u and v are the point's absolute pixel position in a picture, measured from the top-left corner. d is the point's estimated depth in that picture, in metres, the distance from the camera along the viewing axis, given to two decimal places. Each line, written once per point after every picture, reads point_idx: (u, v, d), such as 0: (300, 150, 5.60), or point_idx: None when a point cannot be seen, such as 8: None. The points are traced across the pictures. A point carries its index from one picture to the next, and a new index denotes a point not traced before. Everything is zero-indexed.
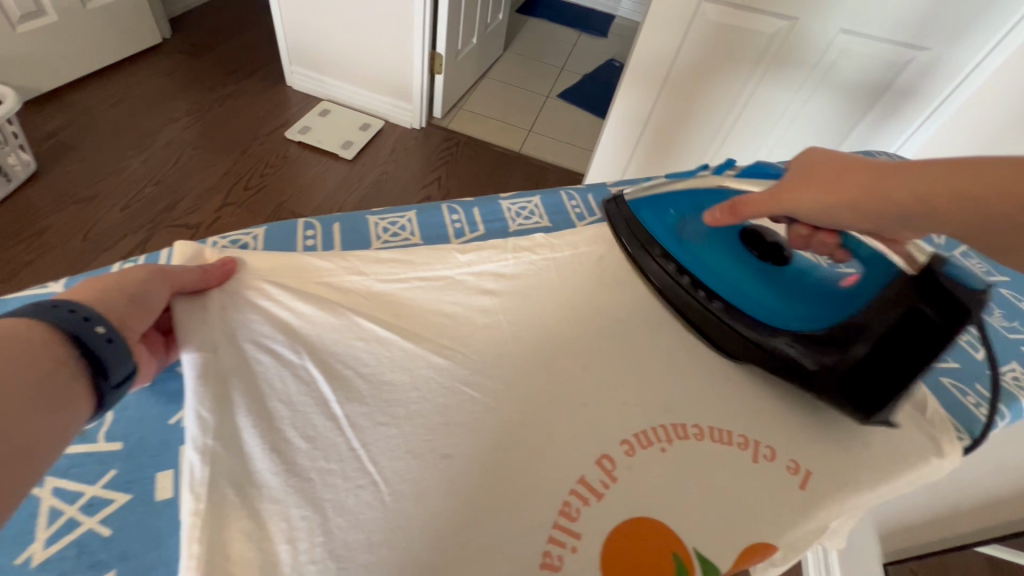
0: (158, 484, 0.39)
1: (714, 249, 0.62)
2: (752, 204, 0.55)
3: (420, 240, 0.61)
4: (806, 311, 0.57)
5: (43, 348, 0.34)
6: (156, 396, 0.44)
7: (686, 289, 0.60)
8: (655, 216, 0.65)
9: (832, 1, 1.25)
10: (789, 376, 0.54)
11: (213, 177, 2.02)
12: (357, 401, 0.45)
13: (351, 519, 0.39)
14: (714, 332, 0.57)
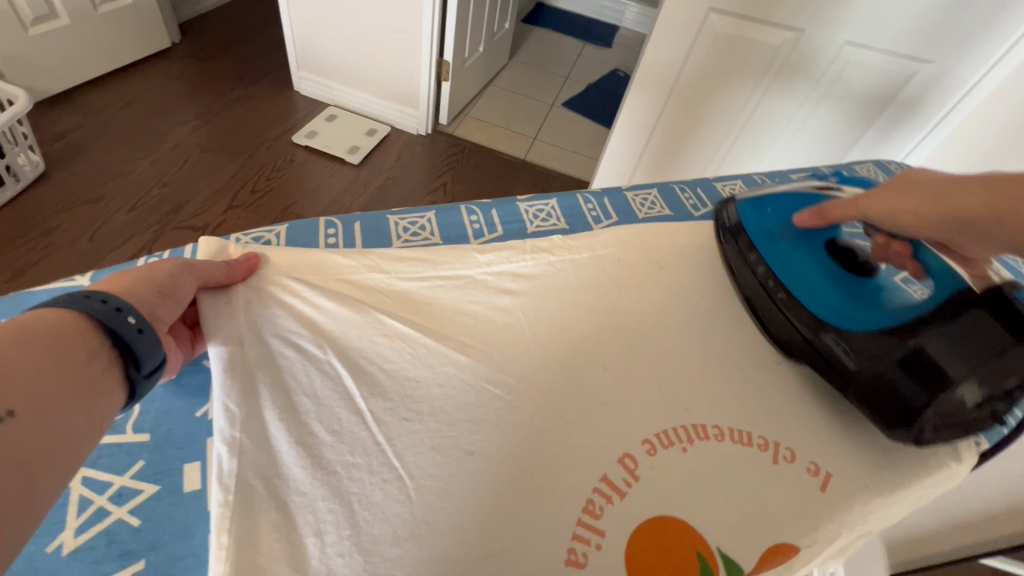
0: (186, 475, 0.39)
1: (800, 249, 0.63)
2: (839, 207, 0.59)
3: (440, 240, 0.62)
4: (868, 317, 0.55)
5: (77, 339, 0.34)
6: (183, 388, 0.44)
7: (757, 279, 0.62)
8: (753, 212, 0.68)
9: (836, 14, 1.28)
10: (829, 374, 0.55)
11: (221, 179, 2.03)
12: (380, 397, 0.45)
13: (378, 513, 0.39)
14: (772, 320, 0.60)
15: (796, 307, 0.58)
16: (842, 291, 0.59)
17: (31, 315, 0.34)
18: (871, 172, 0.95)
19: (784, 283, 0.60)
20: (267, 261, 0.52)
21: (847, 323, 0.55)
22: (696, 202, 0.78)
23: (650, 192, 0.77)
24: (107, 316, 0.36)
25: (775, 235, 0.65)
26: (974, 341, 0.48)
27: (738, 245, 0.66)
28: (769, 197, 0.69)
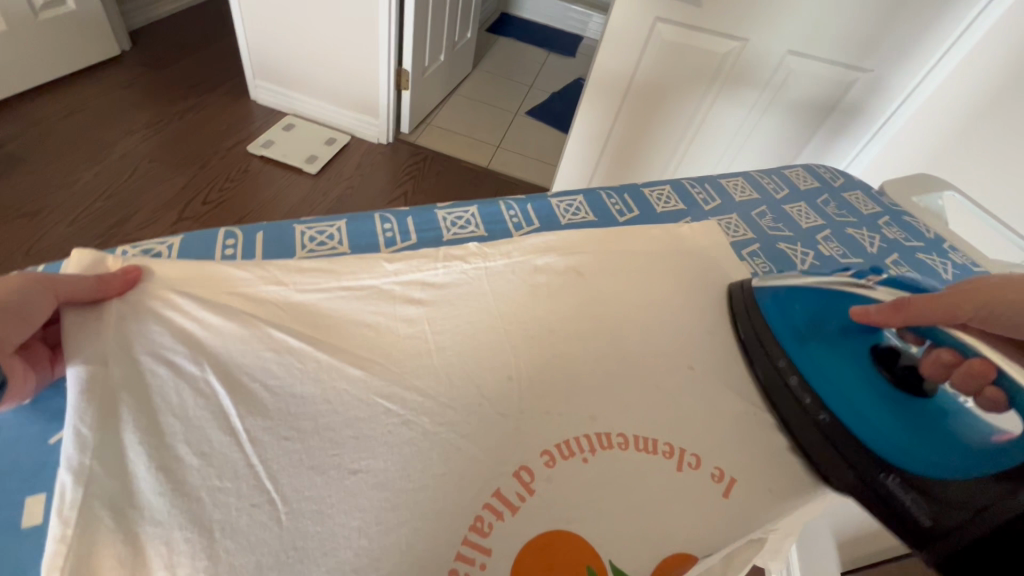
0: (27, 509, 0.36)
1: (836, 356, 0.57)
2: (925, 302, 0.51)
3: (348, 249, 0.60)
4: (932, 450, 0.49)
5: None
6: (38, 414, 0.41)
7: (794, 393, 0.56)
8: (775, 306, 0.62)
9: (778, 24, 1.31)
10: (889, 519, 0.48)
11: (170, 191, 1.97)
12: (259, 415, 0.42)
13: (241, 540, 0.36)
14: (811, 445, 0.54)
15: (846, 438, 0.52)
16: (896, 415, 0.52)
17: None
18: (801, 176, 0.97)
19: (828, 403, 0.54)
20: (151, 273, 0.49)
21: (912, 462, 0.49)
22: (623, 207, 0.78)
23: (576, 198, 0.77)
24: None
25: (805, 339, 0.59)
26: None
27: (765, 347, 0.60)
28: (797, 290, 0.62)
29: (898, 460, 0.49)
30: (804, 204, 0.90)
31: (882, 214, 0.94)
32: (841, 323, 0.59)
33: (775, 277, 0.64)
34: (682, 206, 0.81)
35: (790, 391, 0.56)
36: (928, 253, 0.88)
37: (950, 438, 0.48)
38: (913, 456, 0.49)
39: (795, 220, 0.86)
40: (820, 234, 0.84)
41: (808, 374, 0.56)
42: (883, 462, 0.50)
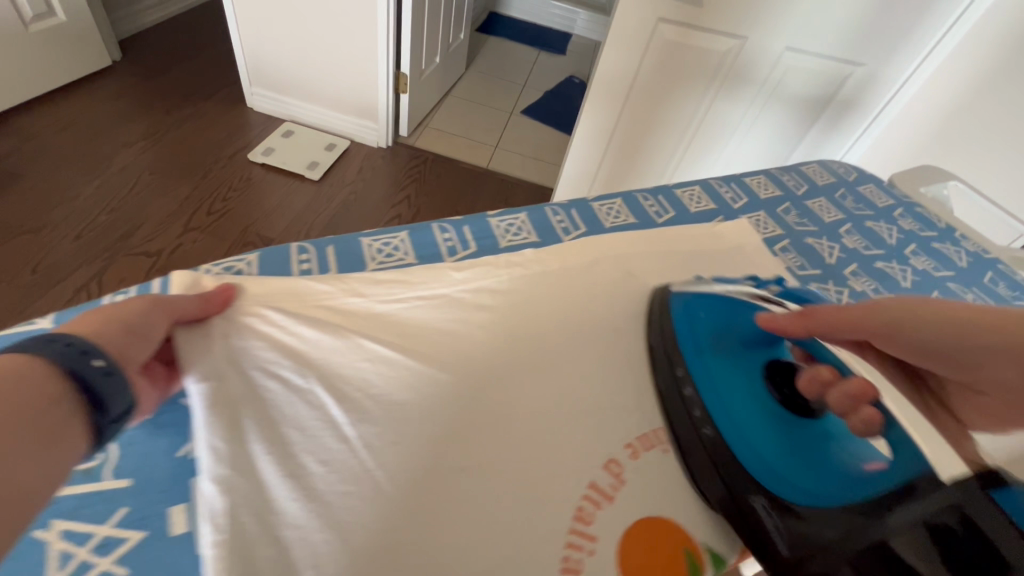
0: (172, 518, 0.38)
1: (733, 370, 0.56)
2: (831, 317, 0.54)
3: (415, 260, 0.62)
4: (806, 477, 0.48)
5: (38, 384, 0.33)
6: (163, 428, 0.42)
7: (684, 406, 0.53)
8: (684, 314, 0.59)
9: (776, 22, 1.35)
10: (752, 544, 0.45)
11: (174, 202, 1.96)
12: (368, 421, 0.45)
13: (376, 537, 0.40)
14: (695, 460, 0.50)
15: (725, 454, 0.49)
16: (777, 430, 0.51)
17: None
18: (817, 172, 1.01)
19: (715, 420, 0.51)
20: (244, 291, 0.51)
21: (785, 485, 0.47)
22: (659, 209, 0.81)
23: (615, 202, 0.80)
24: (79, 360, 0.35)
25: (709, 348, 0.57)
26: (950, 547, 0.38)
27: (665, 356, 0.57)
28: (706, 300, 0.60)
29: (772, 482, 0.47)
30: (824, 199, 0.94)
31: (895, 206, 0.98)
32: (742, 339, 0.58)
33: (693, 286, 0.63)
34: (713, 206, 0.85)
35: (681, 403, 0.53)
36: (942, 242, 0.93)
37: (821, 461, 0.49)
38: (786, 478, 0.47)
39: (818, 215, 0.90)
40: (842, 227, 0.89)
41: (702, 386, 0.54)
42: (757, 484, 0.47)
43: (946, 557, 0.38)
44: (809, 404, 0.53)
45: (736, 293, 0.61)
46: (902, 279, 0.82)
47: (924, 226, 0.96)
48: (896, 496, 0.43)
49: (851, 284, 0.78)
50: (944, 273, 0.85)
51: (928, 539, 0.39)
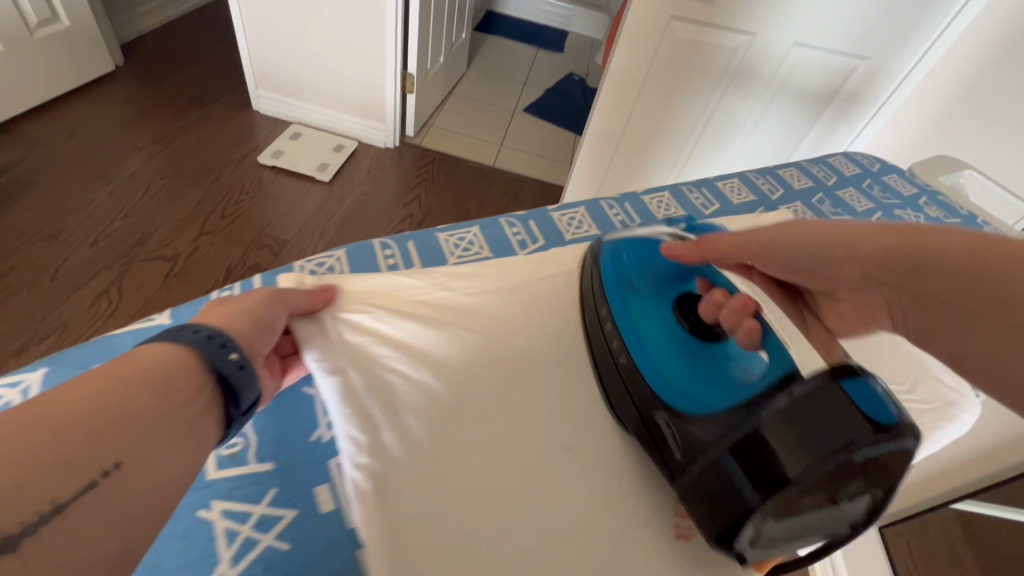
0: (318, 496, 0.41)
1: (649, 304, 0.60)
2: (725, 245, 0.58)
3: (490, 254, 0.65)
4: (708, 390, 0.51)
5: (183, 377, 0.37)
6: (291, 416, 0.45)
7: (602, 340, 0.57)
8: (608, 256, 0.63)
9: (782, 18, 1.39)
10: (656, 456, 0.49)
11: (186, 207, 1.93)
12: (478, 406, 0.49)
13: (504, 507, 0.43)
14: (613, 386, 0.54)
15: (633, 377, 0.53)
16: (681, 354, 0.55)
17: (152, 350, 0.38)
18: (843, 164, 1.05)
19: (628, 346, 0.55)
20: (346, 289, 0.54)
21: (683, 400, 0.50)
22: (704, 201, 0.85)
23: (664, 195, 0.84)
24: (218, 351, 0.40)
25: (626, 285, 0.60)
26: (810, 426, 0.40)
27: (589, 297, 0.61)
28: (630, 240, 0.64)
29: (669, 396, 0.50)
30: (853, 189, 0.98)
31: (920, 194, 1.03)
32: (660, 276, 0.62)
33: (617, 231, 0.66)
34: (753, 197, 0.88)
35: (601, 337, 0.57)
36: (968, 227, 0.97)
37: (723, 375, 0.53)
38: (683, 392, 0.51)
39: (850, 204, 0.94)
40: (873, 216, 0.93)
41: (619, 319, 0.57)
42: (657, 399, 0.50)
43: (798, 437, 0.40)
44: (713, 327, 0.57)
45: (647, 231, 0.64)
46: None
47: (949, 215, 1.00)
48: (768, 394, 0.45)
49: None
50: None
51: (786, 420, 0.41)
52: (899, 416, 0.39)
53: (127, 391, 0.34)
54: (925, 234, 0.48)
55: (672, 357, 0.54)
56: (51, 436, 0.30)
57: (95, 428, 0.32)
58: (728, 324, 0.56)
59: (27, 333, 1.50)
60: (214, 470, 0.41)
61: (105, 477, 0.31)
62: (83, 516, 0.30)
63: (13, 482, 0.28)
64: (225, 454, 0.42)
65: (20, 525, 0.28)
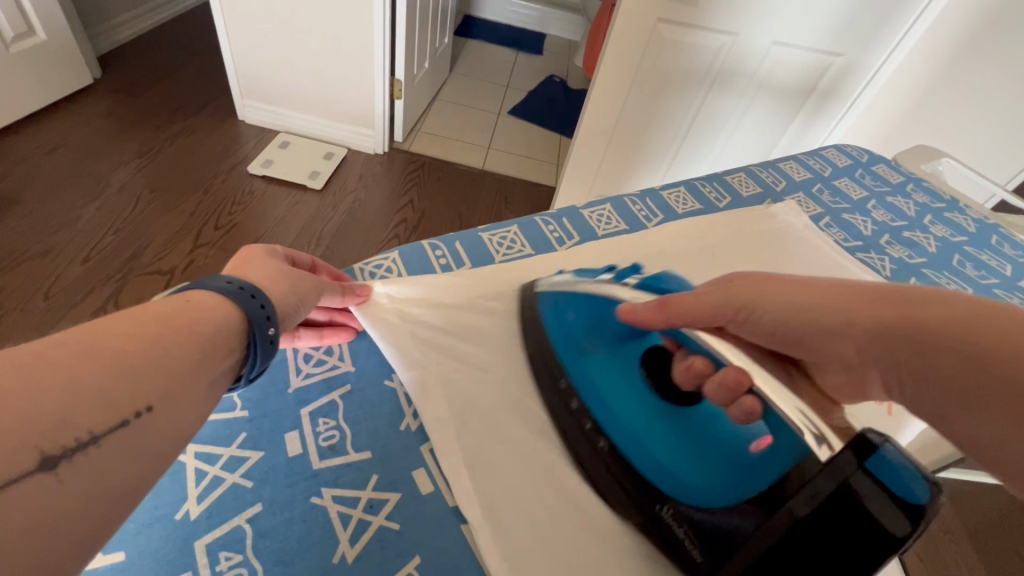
0: (417, 480, 0.44)
1: (613, 369, 0.52)
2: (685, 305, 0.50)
3: (532, 250, 0.70)
4: (707, 481, 0.42)
5: (222, 337, 0.38)
6: (379, 409, 0.48)
7: (574, 421, 0.50)
8: (556, 317, 0.57)
9: (764, 18, 1.43)
10: (673, 553, 0.42)
11: (178, 219, 1.86)
12: (543, 394, 0.53)
13: (579, 484, 0.47)
14: (598, 473, 0.47)
15: (616, 464, 0.46)
16: (666, 426, 0.47)
17: (205, 301, 0.39)
18: (835, 155, 1.12)
19: (603, 428, 0.48)
20: (415, 286, 0.58)
21: (686, 493, 0.42)
22: (717, 195, 0.90)
23: (680, 190, 0.89)
24: (259, 323, 0.40)
25: (583, 350, 0.54)
26: (857, 514, 0.32)
27: (548, 370, 0.54)
28: (576, 297, 0.56)
29: (666, 484, 0.44)
30: (847, 179, 1.05)
31: (906, 181, 1.10)
32: (615, 334, 0.54)
33: (560, 280, 0.59)
34: (760, 189, 0.94)
35: (569, 417, 0.50)
36: (952, 212, 1.04)
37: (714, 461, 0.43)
38: (679, 477, 0.43)
39: (846, 193, 1.00)
40: (868, 203, 0.99)
41: (584, 393, 0.51)
42: (655, 489, 0.44)
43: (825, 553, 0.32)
44: (691, 393, 0.48)
45: (593, 286, 0.56)
46: (928, 245, 0.92)
47: (935, 200, 1.07)
48: (785, 479, 0.36)
49: (889, 251, 0.88)
50: (959, 238, 0.96)
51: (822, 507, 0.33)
52: (928, 485, 0.33)
53: (170, 343, 0.35)
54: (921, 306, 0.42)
55: (656, 432, 0.47)
56: (125, 385, 0.32)
57: (143, 371, 0.33)
58: (718, 393, 0.45)
59: None
60: (318, 461, 0.43)
61: (138, 418, 0.32)
62: (112, 452, 0.31)
63: (48, 417, 0.29)
64: (324, 446, 0.44)
65: (60, 449, 0.29)
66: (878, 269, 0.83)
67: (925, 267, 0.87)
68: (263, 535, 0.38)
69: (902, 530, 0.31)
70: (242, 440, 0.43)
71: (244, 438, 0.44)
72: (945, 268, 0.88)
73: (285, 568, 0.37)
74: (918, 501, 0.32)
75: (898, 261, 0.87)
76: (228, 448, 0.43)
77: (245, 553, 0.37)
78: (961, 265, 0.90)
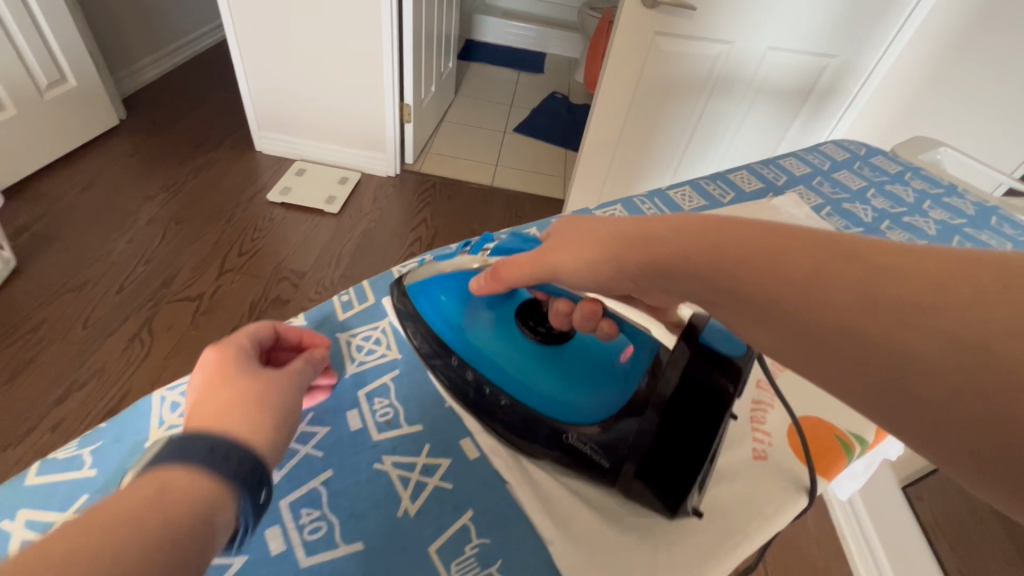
0: (464, 446, 0.49)
1: (496, 332, 0.54)
2: (516, 266, 0.50)
3: None
4: (594, 397, 0.50)
5: (200, 510, 0.31)
6: (426, 389, 0.54)
7: (474, 392, 0.52)
8: (427, 301, 0.57)
9: (759, 25, 1.50)
10: (588, 471, 0.48)
11: (204, 248, 1.94)
12: None
13: None
14: (505, 431, 0.50)
15: (523, 416, 0.50)
16: (552, 370, 0.52)
17: (178, 471, 0.32)
18: (834, 150, 1.17)
19: (500, 388, 0.51)
20: None
21: (583, 416, 0.49)
22: (721, 191, 0.96)
23: (685, 188, 0.95)
24: (242, 483, 0.34)
25: (464, 326, 0.54)
26: (702, 380, 0.46)
27: (436, 353, 0.55)
28: (433, 278, 0.57)
29: (566, 417, 0.49)
30: (846, 171, 1.10)
31: (904, 171, 1.14)
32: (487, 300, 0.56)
33: (418, 269, 0.58)
34: (761, 184, 1.00)
35: (469, 390, 0.52)
36: (950, 196, 1.08)
37: (595, 382, 0.51)
38: (574, 405, 0.50)
39: (845, 184, 1.05)
40: (867, 192, 1.04)
41: (477, 363, 0.53)
42: (558, 425, 0.49)
43: (691, 415, 0.44)
44: (564, 332, 0.54)
45: (449, 263, 0.56)
46: (928, 229, 0.96)
47: (934, 186, 1.11)
48: (667, 373, 0.47)
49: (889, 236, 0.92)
50: (957, 221, 1.00)
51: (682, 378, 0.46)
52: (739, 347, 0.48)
53: (133, 532, 0.28)
54: (649, 239, 0.42)
55: (547, 378, 0.51)
56: None
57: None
58: (581, 325, 0.52)
59: (64, 381, 1.48)
60: (377, 433, 0.49)
61: None
62: None
63: None
64: (382, 421, 0.50)
65: None
66: None
67: None
68: (336, 495, 0.44)
69: (728, 385, 0.46)
70: (310, 418, 0.49)
71: (311, 416, 0.49)
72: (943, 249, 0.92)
73: (357, 521, 0.43)
74: (727, 359, 0.47)
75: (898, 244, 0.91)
76: (299, 425, 0.49)
77: (323, 510, 0.43)
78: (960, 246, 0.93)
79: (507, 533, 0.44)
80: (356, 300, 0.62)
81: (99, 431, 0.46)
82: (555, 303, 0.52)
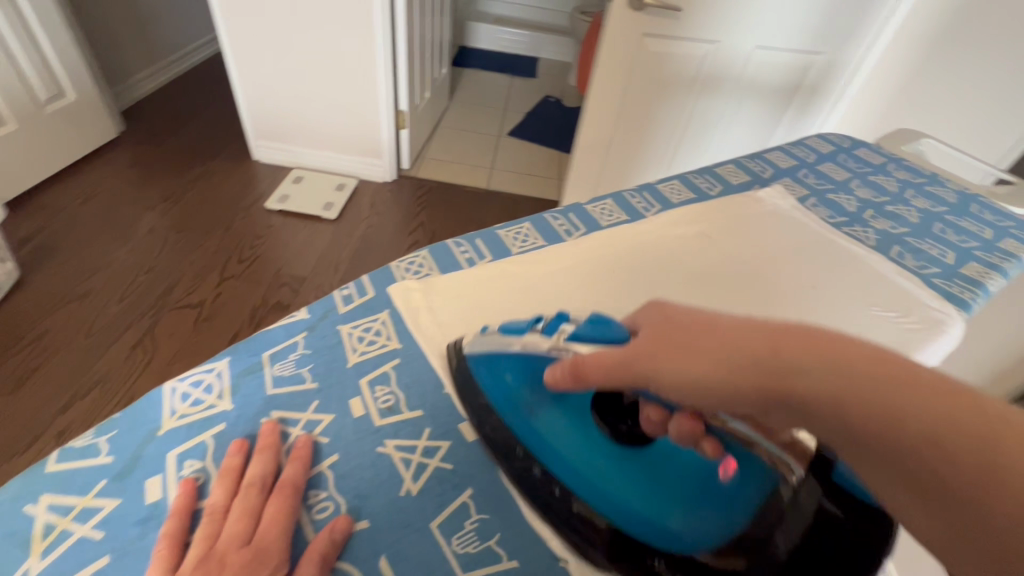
0: (462, 429, 0.52)
1: (568, 424, 0.47)
2: (599, 369, 0.42)
3: (544, 241, 0.78)
4: (690, 520, 0.41)
5: None
6: (425, 376, 0.56)
7: (540, 489, 0.46)
8: (488, 376, 0.51)
9: (746, 25, 1.53)
10: None
11: (205, 256, 1.97)
12: None
13: None
14: (575, 539, 0.45)
15: (600, 525, 0.44)
16: (634, 477, 0.44)
17: None
18: (819, 143, 1.20)
19: (573, 490, 0.46)
20: (437, 281, 0.67)
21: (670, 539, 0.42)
22: (708, 184, 0.99)
23: (674, 182, 0.97)
24: None
25: (530, 413, 0.48)
26: (839, 530, 0.37)
27: (500, 440, 0.50)
28: (500, 356, 0.50)
29: (650, 536, 0.43)
30: (831, 163, 1.13)
31: (888, 162, 1.17)
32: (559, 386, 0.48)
33: (486, 337, 0.52)
34: (748, 177, 1.02)
35: (534, 486, 0.47)
36: (933, 185, 1.11)
37: (691, 503, 0.41)
38: (662, 525, 0.42)
39: (830, 175, 1.08)
40: (851, 182, 1.07)
41: (541, 455, 0.48)
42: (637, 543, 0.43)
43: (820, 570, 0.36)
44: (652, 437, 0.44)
45: (517, 339, 0.48)
46: (910, 216, 0.99)
47: (917, 176, 1.14)
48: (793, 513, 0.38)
49: (873, 224, 0.95)
50: (939, 209, 1.03)
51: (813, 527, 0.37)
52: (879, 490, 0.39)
53: None
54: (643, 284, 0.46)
55: (626, 486, 0.44)
56: None
57: None
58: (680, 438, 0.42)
59: (68, 391, 1.49)
60: (379, 418, 0.51)
61: None
62: None
63: None
64: (383, 407, 0.52)
65: None
66: (863, 240, 0.89)
67: (907, 236, 0.93)
68: (342, 477, 0.47)
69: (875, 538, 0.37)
70: (315, 406, 0.52)
71: (316, 404, 0.52)
72: (925, 237, 0.94)
73: (363, 501, 0.45)
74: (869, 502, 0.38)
75: (881, 232, 0.94)
76: (304, 413, 0.51)
77: (329, 491, 0.46)
78: (942, 233, 0.96)
79: (505, 512, 0.46)
80: (357, 294, 0.64)
81: (113, 421, 0.48)
82: (647, 407, 0.43)
